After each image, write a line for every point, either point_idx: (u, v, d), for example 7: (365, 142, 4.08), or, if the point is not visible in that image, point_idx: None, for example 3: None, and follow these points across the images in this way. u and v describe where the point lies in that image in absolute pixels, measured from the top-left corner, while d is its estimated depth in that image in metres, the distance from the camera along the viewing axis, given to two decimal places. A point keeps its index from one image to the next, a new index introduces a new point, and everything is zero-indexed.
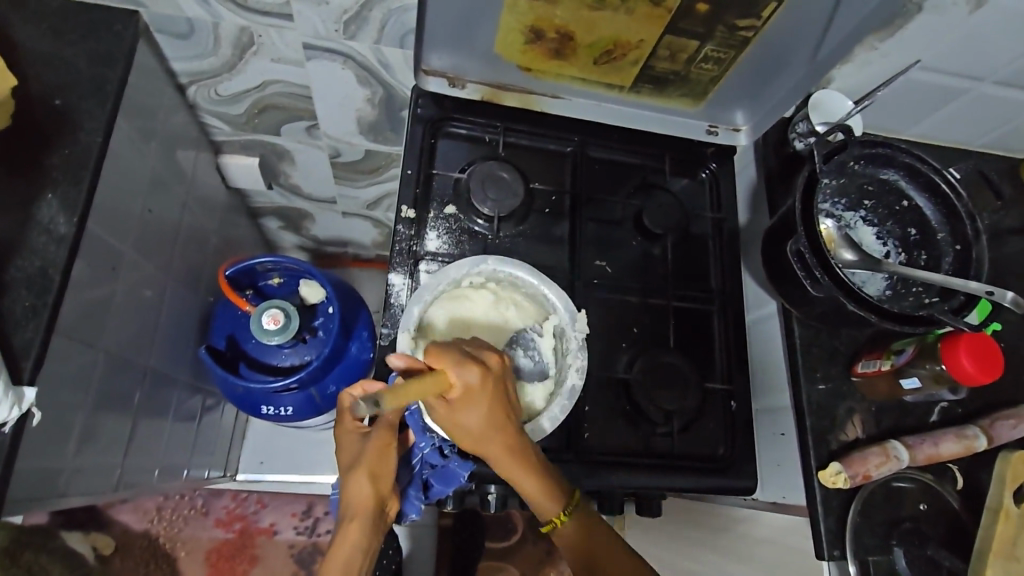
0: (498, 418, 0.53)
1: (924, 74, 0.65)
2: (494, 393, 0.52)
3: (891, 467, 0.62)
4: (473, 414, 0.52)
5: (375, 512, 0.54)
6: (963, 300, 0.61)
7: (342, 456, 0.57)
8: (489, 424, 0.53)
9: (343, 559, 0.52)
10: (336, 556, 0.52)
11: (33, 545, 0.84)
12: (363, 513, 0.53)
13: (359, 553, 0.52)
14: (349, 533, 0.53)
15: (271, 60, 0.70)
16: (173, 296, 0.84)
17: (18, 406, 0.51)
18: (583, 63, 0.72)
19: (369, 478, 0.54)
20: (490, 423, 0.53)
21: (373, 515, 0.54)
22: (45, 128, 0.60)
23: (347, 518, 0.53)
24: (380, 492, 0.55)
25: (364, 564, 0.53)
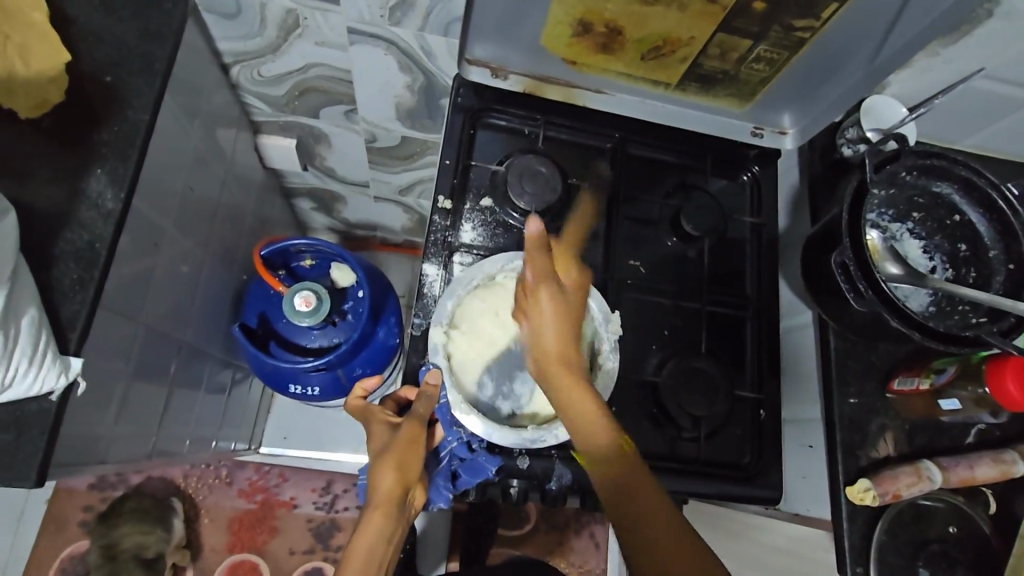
0: (563, 318, 0.61)
1: (986, 84, 0.63)
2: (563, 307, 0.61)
3: (922, 487, 0.61)
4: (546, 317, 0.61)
5: (400, 501, 0.56)
6: (1013, 322, 0.57)
7: (372, 446, 0.61)
8: (567, 329, 0.61)
9: (368, 543, 0.54)
10: (360, 542, 0.54)
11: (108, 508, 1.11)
12: (389, 501, 0.56)
13: (384, 538, 0.55)
14: (374, 519, 0.55)
15: (315, 44, 0.70)
16: (208, 273, 0.86)
17: (65, 375, 0.53)
18: (629, 58, 0.71)
19: (398, 466, 0.57)
20: (565, 331, 0.61)
21: (399, 504, 0.56)
22: (96, 103, 0.61)
23: (372, 506, 0.56)
24: (406, 481, 0.57)
25: (387, 551, 0.55)
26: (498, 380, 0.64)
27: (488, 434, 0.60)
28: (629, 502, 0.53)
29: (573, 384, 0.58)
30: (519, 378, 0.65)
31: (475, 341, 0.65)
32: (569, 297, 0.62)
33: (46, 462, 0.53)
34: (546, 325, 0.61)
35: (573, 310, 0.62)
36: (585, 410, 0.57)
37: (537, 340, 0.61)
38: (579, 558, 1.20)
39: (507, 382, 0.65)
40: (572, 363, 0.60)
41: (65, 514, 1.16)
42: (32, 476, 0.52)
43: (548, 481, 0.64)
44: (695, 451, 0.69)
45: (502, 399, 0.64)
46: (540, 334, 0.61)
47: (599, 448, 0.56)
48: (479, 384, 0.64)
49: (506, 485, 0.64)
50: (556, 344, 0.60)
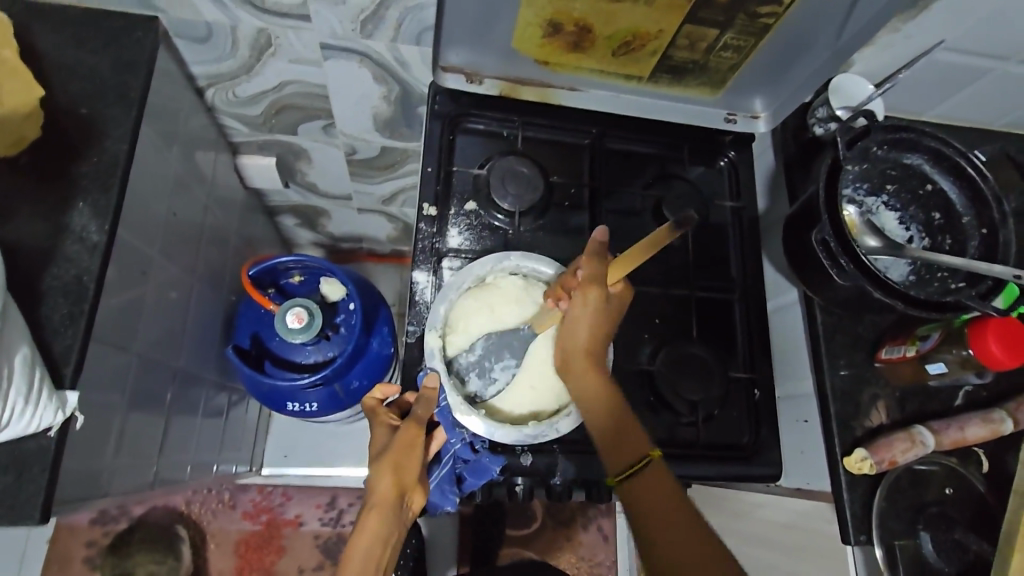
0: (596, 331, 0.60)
1: (945, 56, 0.65)
2: (605, 319, 0.59)
3: (917, 452, 0.62)
4: (576, 323, 0.59)
5: (397, 503, 0.55)
6: (990, 285, 0.59)
7: (371, 449, 0.60)
8: (599, 331, 0.60)
9: (362, 549, 0.52)
10: (355, 547, 0.52)
11: (126, 542, 1.15)
12: (383, 505, 0.54)
13: (379, 541, 0.53)
14: (368, 524, 0.53)
15: (289, 61, 0.70)
16: (198, 297, 0.86)
17: (62, 410, 0.53)
18: (601, 55, 0.72)
19: (395, 470, 0.55)
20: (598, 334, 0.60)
21: (395, 508, 0.55)
22: (73, 136, 0.61)
23: (367, 509, 0.54)
24: (403, 485, 0.56)
25: (384, 556, 0.53)
26: (481, 358, 0.66)
27: (490, 433, 0.61)
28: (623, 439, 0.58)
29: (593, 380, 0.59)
30: (500, 371, 0.66)
31: (473, 337, 0.66)
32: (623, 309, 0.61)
33: (49, 500, 0.53)
34: (577, 323, 0.59)
35: (611, 320, 0.60)
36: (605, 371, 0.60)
37: (571, 333, 0.60)
38: (588, 552, 1.21)
39: (492, 364, 0.66)
40: (597, 365, 0.60)
41: (68, 551, 1.14)
42: (36, 514, 0.52)
43: (552, 475, 0.65)
44: (694, 435, 0.70)
45: (476, 374, 0.66)
46: (569, 333, 0.60)
47: (606, 403, 0.59)
48: (456, 353, 0.65)
49: (511, 484, 0.65)
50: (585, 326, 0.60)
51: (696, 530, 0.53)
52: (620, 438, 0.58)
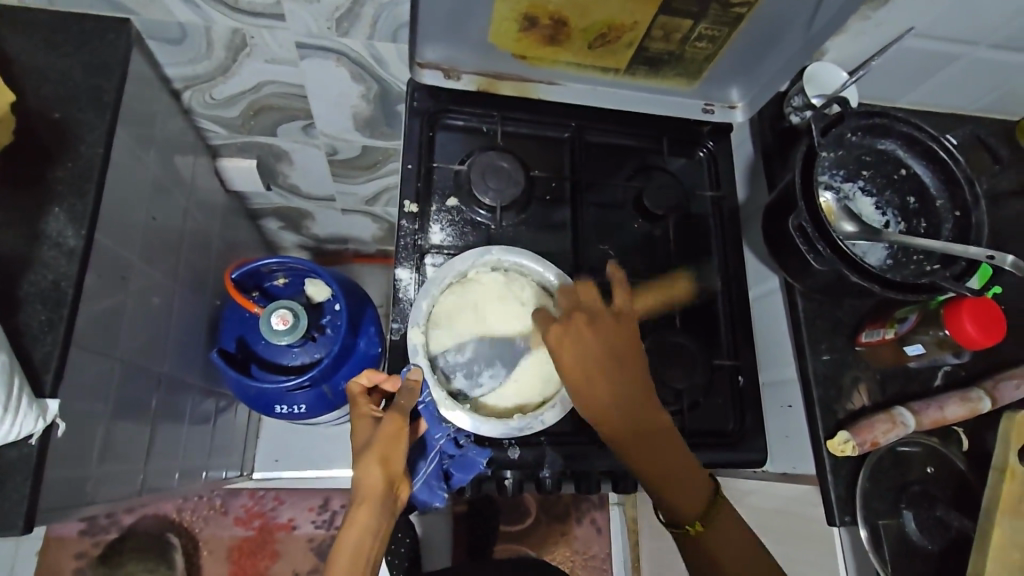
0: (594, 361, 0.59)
1: (916, 42, 0.66)
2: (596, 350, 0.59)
3: (897, 433, 0.63)
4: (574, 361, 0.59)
5: (386, 494, 0.54)
6: (965, 265, 0.60)
7: (355, 440, 0.59)
8: (590, 365, 0.58)
9: (355, 541, 0.52)
10: (346, 540, 0.52)
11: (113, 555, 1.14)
12: (373, 496, 0.54)
13: (372, 531, 0.53)
14: (359, 516, 0.53)
15: (265, 61, 0.70)
16: (181, 302, 0.85)
17: (43, 417, 0.53)
18: (577, 48, 0.72)
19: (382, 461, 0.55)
20: (594, 366, 0.59)
21: (384, 498, 0.54)
22: (46, 141, 0.60)
23: (357, 501, 0.54)
24: (392, 475, 0.55)
25: (375, 547, 0.53)
26: (470, 362, 0.65)
27: (476, 428, 0.61)
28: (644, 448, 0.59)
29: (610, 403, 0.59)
30: (486, 373, 0.64)
31: (461, 337, 0.65)
32: (622, 324, 0.61)
33: (32, 508, 0.52)
34: (573, 358, 0.59)
35: (602, 353, 0.59)
36: (616, 399, 0.59)
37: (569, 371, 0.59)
38: (583, 545, 1.22)
39: (480, 370, 0.65)
40: (606, 393, 0.59)
41: (58, 563, 1.13)
42: (19, 523, 0.52)
43: (541, 468, 0.66)
44: (681, 423, 0.71)
45: (462, 374, 0.64)
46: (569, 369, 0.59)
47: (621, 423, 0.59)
48: (443, 350, 0.65)
49: (500, 478, 0.66)
50: (577, 366, 0.58)
51: (740, 531, 0.59)
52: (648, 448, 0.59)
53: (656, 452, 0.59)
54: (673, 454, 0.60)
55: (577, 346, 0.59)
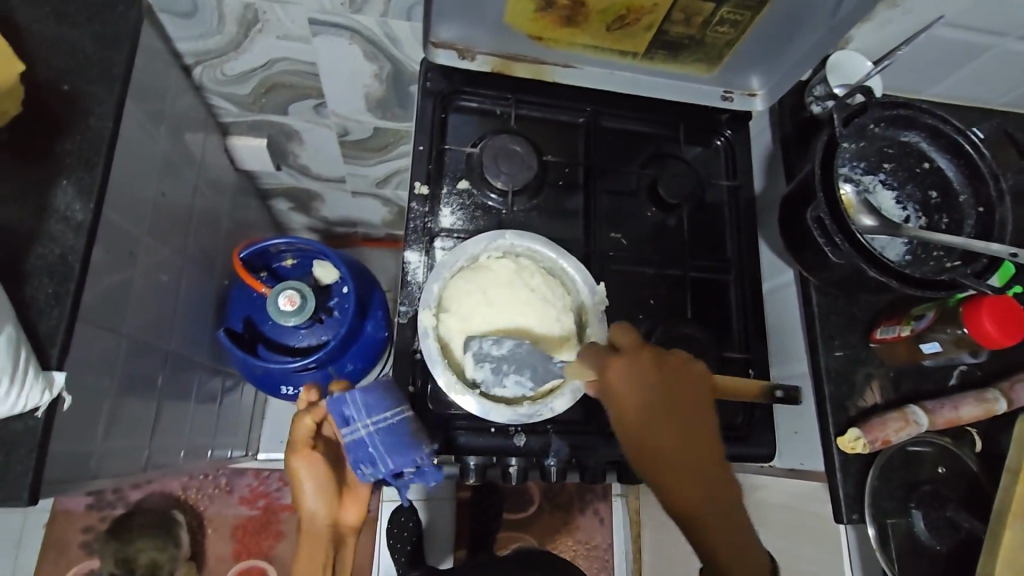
0: (650, 401, 0.54)
1: (945, 31, 0.64)
2: (652, 389, 0.55)
3: (910, 432, 0.62)
4: (626, 393, 0.55)
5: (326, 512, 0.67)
6: (986, 263, 0.59)
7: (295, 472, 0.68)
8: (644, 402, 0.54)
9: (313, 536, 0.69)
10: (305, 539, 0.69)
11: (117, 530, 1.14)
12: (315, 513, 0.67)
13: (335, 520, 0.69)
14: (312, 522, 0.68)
15: (276, 38, 0.69)
16: (188, 280, 0.85)
17: (49, 390, 0.53)
18: (595, 30, 0.71)
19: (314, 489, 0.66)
20: (648, 404, 0.54)
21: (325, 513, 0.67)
22: (56, 113, 0.60)
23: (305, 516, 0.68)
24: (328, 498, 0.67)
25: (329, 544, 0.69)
26: (503, 358, 0.62)
27: (483, 413, 0.60)
28: (700, 507, 0.52)
29: (664, 451, 0.53)
30: (512, 378, 0.62)
31: (477, 328, 0.64)
32: (686, 368, 0.56)
33: (37, 481, 0.52)
34: (627, 391, 0.55)
35: (659, 392, 0.55)
36: (675, 445, 0.53)
37: (622, 405, 0.55)
38: (586, 535, 1.22)
39: (508, 371, 0.62)
40: (659, 435, 0.54)
41: (65, 536, 1.15)
42: (24, 495, 0.52)
43: (547, 457, 0.65)
44: None
45: (490, 366, 0.62)
46: (623, 405, 0.55)
47: (675, 474, 0.53)
48: (480, 336, 0.62)
49: (505, 465, 0.65)
50: (635, 400, 0.54)
51: None
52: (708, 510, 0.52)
53: (713, 517, 0.52)
54: (731, 517, 0.52)
55: (634, 380, 0.55)
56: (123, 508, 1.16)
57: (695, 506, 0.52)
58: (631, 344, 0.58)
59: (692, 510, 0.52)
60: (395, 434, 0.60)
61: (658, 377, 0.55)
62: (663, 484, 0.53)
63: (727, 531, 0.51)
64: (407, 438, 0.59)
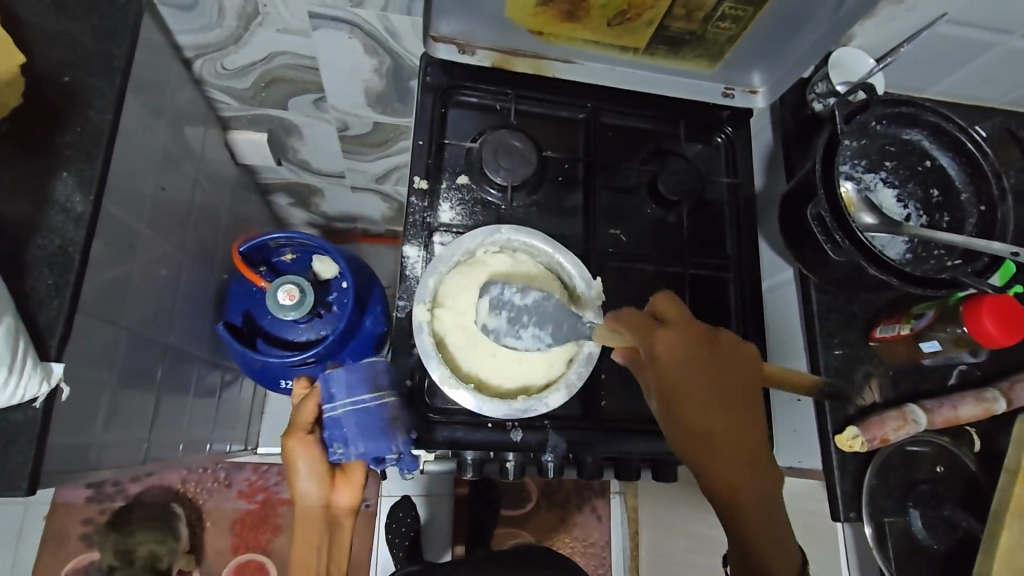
0: (700, 379, 0.55)
1: (949, 29, 0.64)
2: (702, 365, 0.56)
3: (908, 430, 0.62)
4: (670, 366, 0.56)
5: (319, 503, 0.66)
6: (987, 262, 0.58)
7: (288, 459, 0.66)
8: (692, 381, 0.55)
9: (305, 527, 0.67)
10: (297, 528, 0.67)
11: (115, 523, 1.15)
12: (308, 502, 0.66)
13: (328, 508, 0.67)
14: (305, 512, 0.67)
15: (277, 31, 0.69)
16: (188, 274, 0.85)
17: (48, 381, 0.53)
18: (596, 25, 0.70)
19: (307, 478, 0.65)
20: (696, 382, 0.55)
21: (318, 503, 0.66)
22: (55, 105, 0.60)
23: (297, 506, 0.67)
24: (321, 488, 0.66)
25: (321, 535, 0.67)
26: (524, 310, 0.64)
27: (479, 408, 0.60)
28: (743, 491, 0.53)
29: (710, 434, 0.54)
30: (527, 333, 0.64)
31: (473, 316, 0.64)
32: (736, 350, 0.57)
33: (35, 471, 0.52)
34: (671, 365, 0.56)
35: (711, 370, 0.55)
36: (724, 426, 0.54)
37: (667, 379, 0.56)
38: (583, 532, 1.22)
39: (527, 324, 0.64)
40: (706, 415, 0.54)
41: (64, 528, 1.15)
42: (23, 485, 0.52)
43: (544, 452, 0.65)
44: None
45: (509, 315, 0.64)
46: (668, 378, 0.56)
47: (720, 456, 0.54)
48: (506, 285, 0.64)
49: (502, 460, 0.65)
50: (679, 378, 0.55)
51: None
52: (756, 496, 0.53)
53: (756, 502, 0.53)
54: (770, 496, 0.53)
55: (682, 356, 0.56)
56: (122, 501, 1.17)
57: (740, 490, 0.53)
58: (682, 322, 0.58)
59: (733, 492, 0.53)
60: (370, 419, 0.60)
61: (706, 354, 0.56)
62: (705, 465, 0.54)
63: (764, 517, 0.53)
64: (383, 426, 0.60)
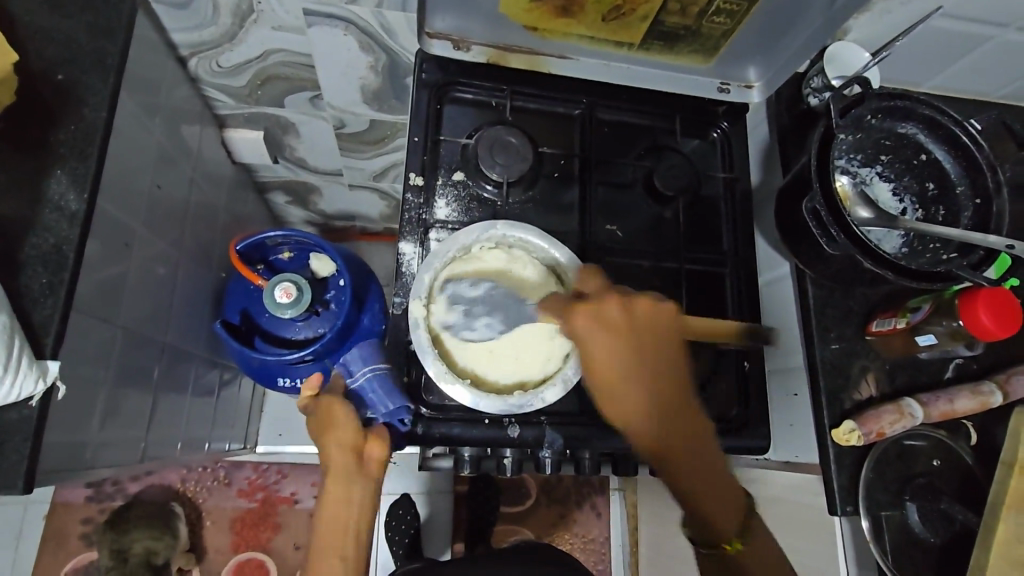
0: (624, 353, 0.56)
1: (943, 22, 0.64)
2: (625, 340, 0.56)
3: (905, 424, 0.62)
4: (594, 348, 0.56)
5: (352, 467, 0.60)
6: (982, 255, 0.58)
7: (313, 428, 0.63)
8: (617, 357, 0.56)
9: (335, 503, 0.60)
10: (328, 504, 0.60)
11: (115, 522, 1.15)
12: (339, 467, 0.60)
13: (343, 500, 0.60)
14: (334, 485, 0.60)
15: (271, 29, 0.69)
16: (185, 273, 0.85)
17: (44, 379, 0.53)
18: (590, 20, 0.70)
19: (336, 440, 0.60)
20: (619, 358, 0.56)
21: (352, 468, 0.60)
22: (50, 102, 0.60)
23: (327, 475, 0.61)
24: (352, 448, 0.60)
25: (353, 510, 0.61)
26: (477, 300, 0.65)
27: (475, 404, 0.61)
28: (676, 448, 0.57)
29: (637, 402, 0.57)
30: (481, 322, 0.65)
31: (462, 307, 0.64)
32: (657, 315, 0.57)
33: (32, 469, 0.52)
34: (595, 346, 0.56)
35: (635, 343, 0.56)
36: (649, 393, 0.57)
37: (593, 359, 0.56)
38: (583, 528, 1.22)
39: (480, 313, 0.65)
40: (633, 385, 0.56)
41: (64, 528, 1.15)
42: (19, 483, 0.52)
43: (541, 448, 0.66)
44: None
45: (463, 309, 0.65)
46: (594, 360, 0.56)
47: (651, 422, 0.57)
48: (460, 280, 0.65)
49: (500, 456, 0.66)
50: (608, 364, 0.56)
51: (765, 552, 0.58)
52: (686, 448, 0.57)
53: (689, 455, 0.57)
54: (700, 443, 0.58)
55: (606, 334, 0.56)
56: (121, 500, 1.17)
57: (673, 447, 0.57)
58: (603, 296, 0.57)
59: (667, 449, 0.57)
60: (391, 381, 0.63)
61: (629, 328, 0.56)
62: (638, 429, 0.57)
63: (700, 464, 0.58)
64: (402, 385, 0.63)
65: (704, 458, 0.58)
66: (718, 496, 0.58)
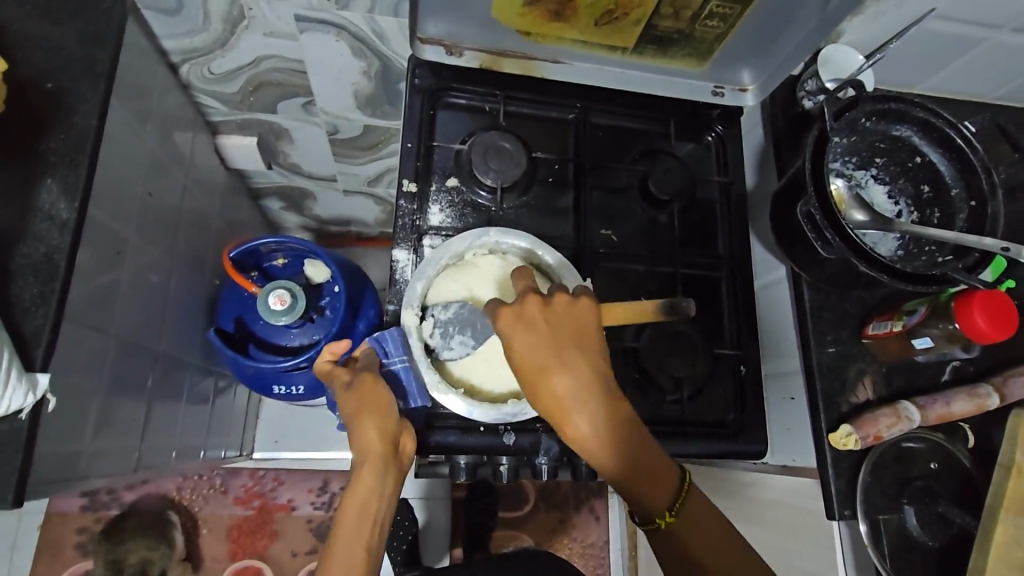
0: (547, 347, 0.50)
1: (937, 25, 0.64)
2: (547, 333, 0.51)
3: (902, 427, 0.62)
4: (518, 343, 0.51)
5: (387, 455, 0.54)
6: (977, 258, 0.58)
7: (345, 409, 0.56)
8: (541, 351, 0.50)
9: (365, 492, 0.52)
10: (356, 492, 0.52)
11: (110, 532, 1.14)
12: (375, 451, 0.53)
13: (378, 491, 0.53)
14: (365, 474, 0.53)
15: (263, 35, 0.68)
16: (178, 281, 0.84)
17: (34, 391, 0.52)
18: (584, 24, 0.70)
19: (377, 417, 0.55)
20: (543, 352, 0.50)
21: (386, 457, 0.54)
22: (39, 111, 0.59)
23: (360, 461, 0.53)
24: (390, 432, 0.55)
25: (381, 506, 0.53)
26: (448, 322, 0.63)
27: (469, 413, 0.60)
28: (615, 445, 0.52)
29: (568, 399, 0.50)
30: (455, 342, 0.63)
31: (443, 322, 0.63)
32: (581, 306, 0.53)
33: (22, 483, 0.52)
34: (518, 342, 0.51)
35: (561, 335, 0.51)
36: (579, 391, 0.50)
37: (519, 355, 0.51)
38: (581, 533, 1.22)
39: (453, 334, 0.63)
40: (560, 381, 0.50)
41: (59, 538, 1.14)
42: (9, 498, 0.51)
43: (537, 455, 0.65)
44: (680, 412, 0.71)
45: (437, 332, 0.63)
46: (520, 357, 0.51)
47: (586, 421, 0.50)
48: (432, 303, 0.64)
49: (496, 464, 0.65)
50: (536, 355, 0.50)
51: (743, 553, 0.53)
52: (627, 444, 0.52)
53: (630, 449, 0.52)
54: (641, 437, 0.53)
55: (529, 327, 0.51)
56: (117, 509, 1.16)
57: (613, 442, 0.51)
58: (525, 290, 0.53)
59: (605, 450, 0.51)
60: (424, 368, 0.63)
61: (550, 320, 0.51)
62: (571, 430, 0.51)
63: (641, 458, 0.53)
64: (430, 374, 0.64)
65: (645, 441, 0.53)
66: (661, 486, 0.53)
